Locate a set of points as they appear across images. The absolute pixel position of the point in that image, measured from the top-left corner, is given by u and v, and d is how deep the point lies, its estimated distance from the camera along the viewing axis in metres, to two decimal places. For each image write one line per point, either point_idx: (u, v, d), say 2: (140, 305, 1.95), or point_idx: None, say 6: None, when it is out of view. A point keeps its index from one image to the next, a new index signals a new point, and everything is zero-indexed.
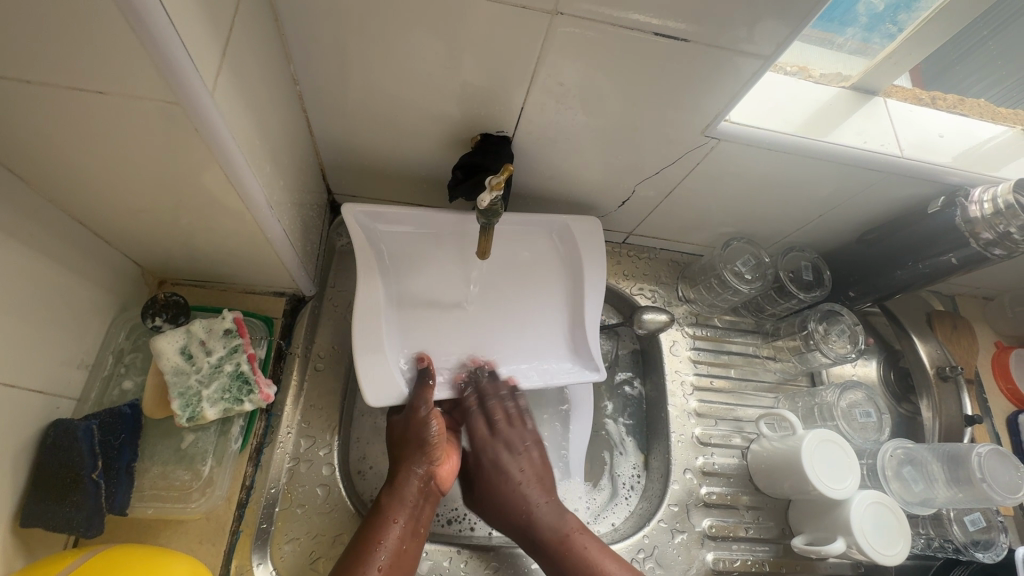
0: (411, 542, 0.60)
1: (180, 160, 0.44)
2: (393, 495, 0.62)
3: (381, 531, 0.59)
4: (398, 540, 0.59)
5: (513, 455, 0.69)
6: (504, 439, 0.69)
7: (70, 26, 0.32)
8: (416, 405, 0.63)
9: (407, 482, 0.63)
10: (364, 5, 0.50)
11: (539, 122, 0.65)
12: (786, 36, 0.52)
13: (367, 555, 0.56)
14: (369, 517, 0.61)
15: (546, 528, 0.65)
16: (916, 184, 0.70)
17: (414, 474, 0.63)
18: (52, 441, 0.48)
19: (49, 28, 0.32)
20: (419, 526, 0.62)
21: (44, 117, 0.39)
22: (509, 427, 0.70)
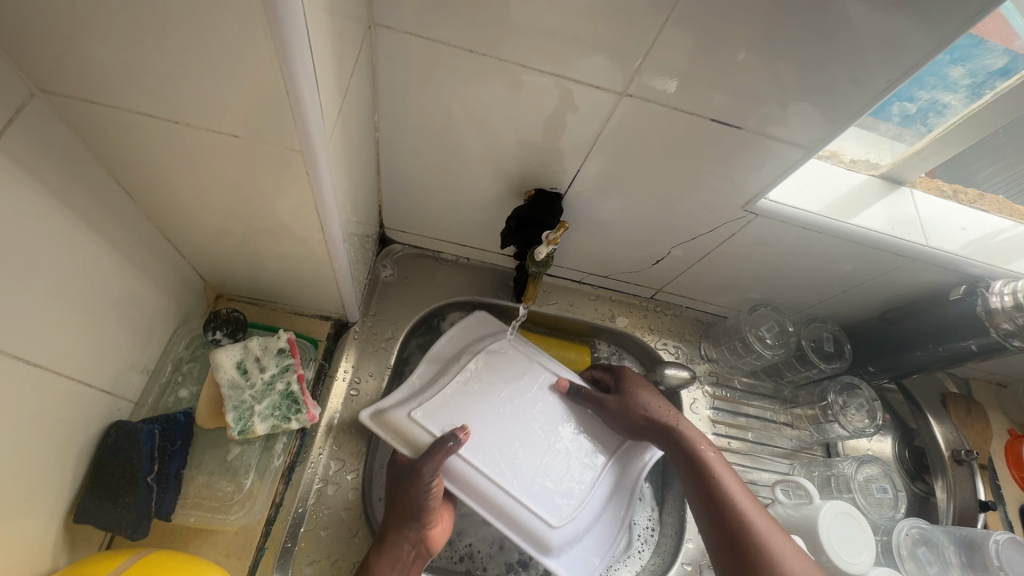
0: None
1: (279, 193, 0.49)
2: (383, 558, 0.61)
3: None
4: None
5: (695, 438, 0.70)
6: (661, 407, 0.73)
7: (235, 84, 0.38)
8: (422, 467, 0.62)
9: (397, 547, 0.62)
10: (457, 73, 0.57)
11: (591, 183, 0.70)
12: (829, 133, 0.58)
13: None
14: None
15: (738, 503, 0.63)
16: (940, 272, 0.74)
17: (404, 538, 0.62)
18: (114, 440, 0.51)
19: (216, 83, 0.38)
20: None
21: (173, 147, 0.45)
22: (659, 397, 0.74)
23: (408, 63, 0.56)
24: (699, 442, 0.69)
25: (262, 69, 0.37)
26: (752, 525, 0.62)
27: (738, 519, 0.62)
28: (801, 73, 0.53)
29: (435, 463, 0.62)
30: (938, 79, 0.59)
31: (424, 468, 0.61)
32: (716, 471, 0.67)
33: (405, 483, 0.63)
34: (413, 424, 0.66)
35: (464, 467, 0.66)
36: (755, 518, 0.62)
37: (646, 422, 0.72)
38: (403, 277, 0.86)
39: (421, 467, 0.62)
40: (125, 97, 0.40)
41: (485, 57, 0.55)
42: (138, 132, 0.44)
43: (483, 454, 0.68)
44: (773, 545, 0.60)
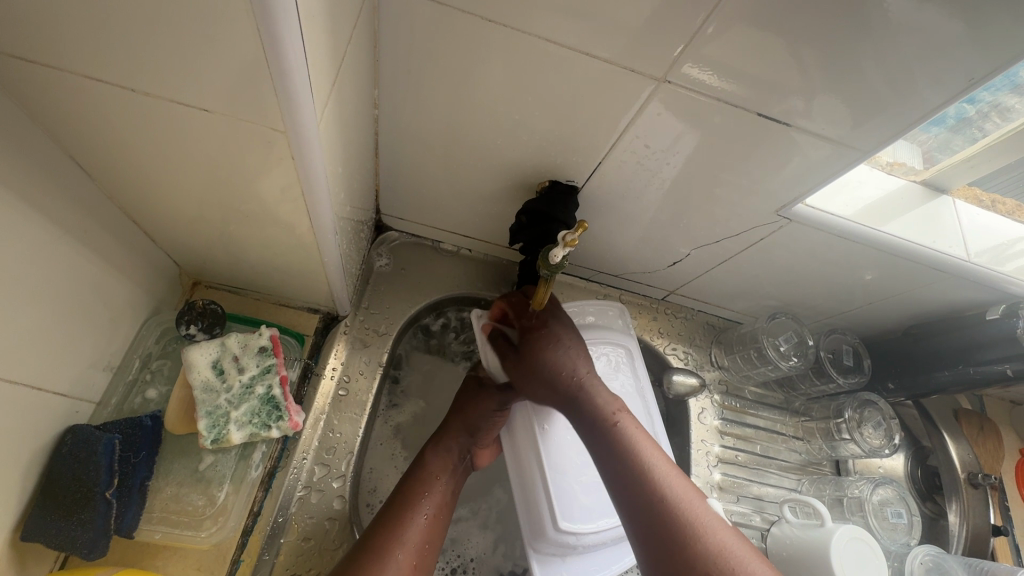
0: (449, 498, 0.63)
1: (261, 176, 0.43)
2: (437, 454, 0.64)
3: (426, 485, 0.61)
4: (442, 494, 0.61)
5: (588, 390, 0.58)
6: (581, 361, 0.60)
7: (208, 48, 0.32)
8: (500, 390, 0.65)
9: (450, 448, 0.65)
10: (471, 46, 0.50)
11: (610, 176, 0.64)
12: (889, 136, 0.52)
13: (415, 506, 0.58)
14: (412, 471, 0.62)
15: (598, 400, 0.57)
16: (976, 289, 0.69)
17: (456, 443, 0.65)
18: (68, 450, 0.46)
19: (182, 46, 0.32)
20: (456, 487, 0.64)
21: (133, 120, 0.38)
22: (574, 338, 0.61)
23: (416, 31, 0.49)
24: (588, 394, 0.58)
25: (239, 30, 0.30)
26: (665, 494, 0.49)
27: (668, 494, 0.49)
28: (865, 64, 0.46)
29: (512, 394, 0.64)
30: (1006, 81, 0.53)
31: (501, 393, 0.64)
32: (616, 427, 0.55)
33: (477, 402, 0.66)
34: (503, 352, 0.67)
35: (523, 416, 0.64)
36: (676, 488, 0.50)
37: (563, 375, 0.59)
38: (399, 267, 0.79)
39: (498, 391, 0.65)
40: (70, 56, 0.33)
41: (506, 28, 0.48)
42: (91, 100, 0.37)
43: (549, 414, 0.64)
44: (683, 515, 0.47)
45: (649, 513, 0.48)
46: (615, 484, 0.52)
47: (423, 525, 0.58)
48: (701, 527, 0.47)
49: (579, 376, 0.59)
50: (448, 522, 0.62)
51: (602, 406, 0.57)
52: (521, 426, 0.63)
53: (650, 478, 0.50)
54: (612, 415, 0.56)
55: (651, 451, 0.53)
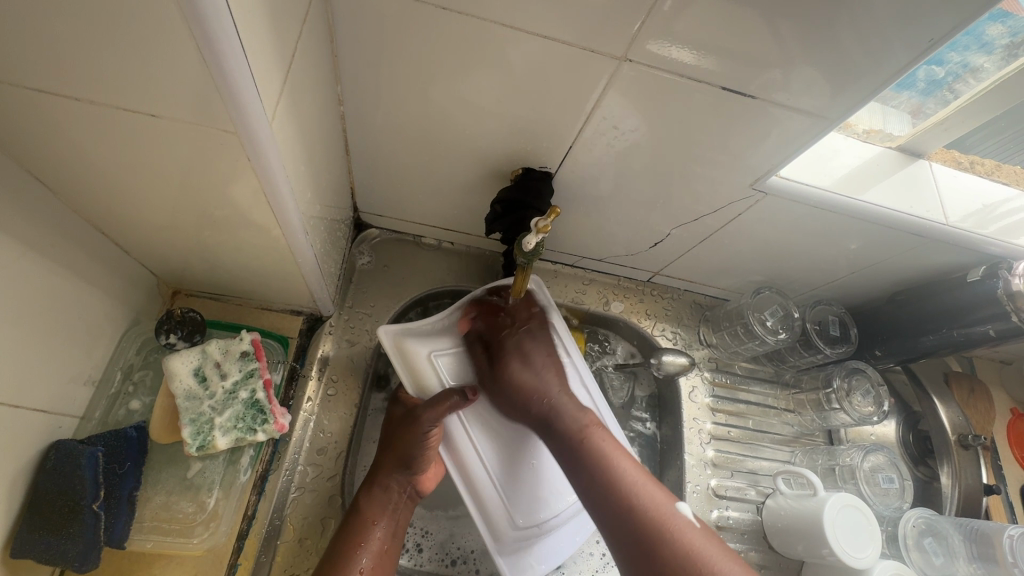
0: (392, 540, 0.60)
1: (221, 179, 0.42)
2: (372, 499, 0.61)
3: (363, 536, 0.58)
4: (379, 541, 0.59)
5: (558, 411, 0.63)
6: (554, 383, 0.66)
7: (145, 52, 0.31)
8: (422, 414, 0.62)
9: (387, 490, 0.61)
10: (428, 34, 0.49)
11: (583, 159, 0.63)
12: (854, 104, 0.52)
13: (349, 559, 0.56)
14: (349, 521, 0.59)
15: (566, 419, 0.62)
16: (956, 252, 0.69)
17: (394, 482, 0.62)
18: (53, 465, 0.46)
19: (120, 51, 0.31)
20: (399, 527, 0.61)
21: (86, 131, 0.38)
22: (546, 351, 0.68)
23: (372, 24, 0.48)
24: (557, 415, 0.63)
25: (173, 30, 0.29)
26: (637, 505, 0.54)
27: (636, 502, 0.54)
28: (824, 31, 0.46)
29: (436, 414, 0.62)
30: (972, 39, 0.53)
31: (425, 415, 0.62)
32: (584, 441, 0.60)
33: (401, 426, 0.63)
34: (428, 364, 0.66)
35: (456, 428, 0.65)
36: (646, 495, 0.55)
37: (532, 401, 0.64)
38: (381, 264, 0.79)
39: (422, 413, 0.62)
40: (9, 69, 0.32)
41: (461, 15, 0.47)
42: (39, 114, 0.36)
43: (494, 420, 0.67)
44: (654, 522, 0.53)
45: (620, 520, 0.54)
46: (592, 501, 0.57)
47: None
48: (667, 529, 0.52)
49: (551, 398, 0.64)
50: (391, 567, 0.59)
51: (571, 426, 0.62)
52: (456, 441, 0.64)
53: (622, 491, 0.55)
54: (581, 432, 0.61)
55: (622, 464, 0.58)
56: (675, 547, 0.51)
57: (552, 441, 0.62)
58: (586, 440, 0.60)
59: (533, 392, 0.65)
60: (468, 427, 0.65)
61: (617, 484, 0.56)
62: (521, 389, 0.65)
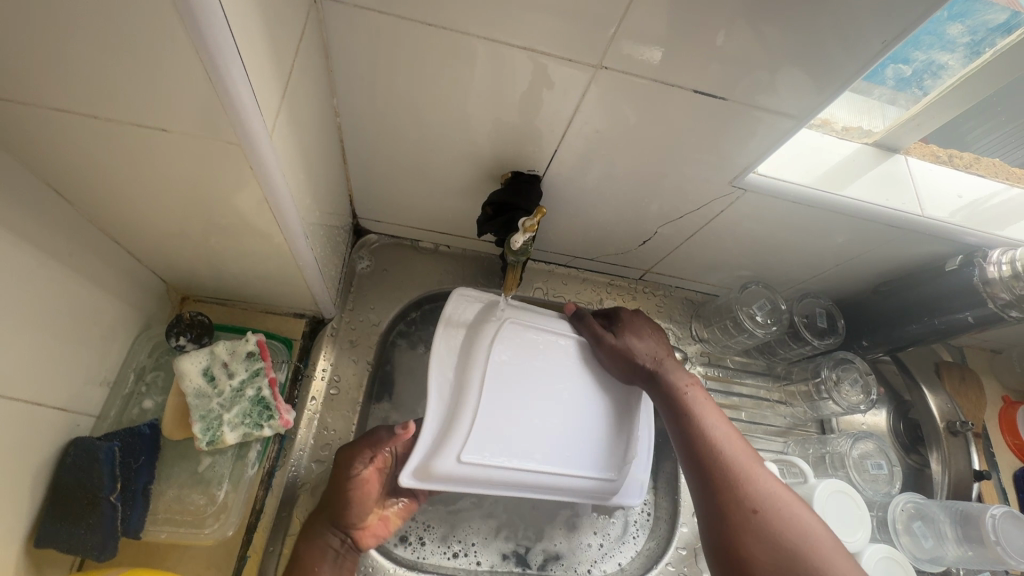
0: (345, 569, 0.59)
1: (225, 187, 0.45)
2: (321, 519, 0.60)
3: (312, 571, 0.56)
4: (330, 572, 0.58)
5: (662, 370, 0.66)
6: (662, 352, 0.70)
7: (156, 74, 0.34)
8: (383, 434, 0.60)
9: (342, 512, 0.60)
10: (417, 48, 0.52)
11: (569, 162, 0.66)
12: (819, 102, 0.55)
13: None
14: (300, 540, 0.59)
15: (669, 378, 0.65)
16: (935, 243, 0.72)
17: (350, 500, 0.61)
18: (72, 460, 0.49)
19: (133, 72, 0.34)
20: (352, 555, 0.60)
21: (101, 145, 0.41)
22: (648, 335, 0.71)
23: (364, 40, 0.52)
24: (661, 375, 0.66)
25: (180, 53, 0.32)
26: (726, 468, 0.55)
27: (727, 454, 0.57)
28: (786, 36, 0.49)
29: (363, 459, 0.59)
30: (934, 38, 0.56)
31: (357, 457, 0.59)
32: (685, 397, 0.63)
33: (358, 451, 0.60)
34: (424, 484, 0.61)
35: (472, 464, 0.62)
36: (736, 454, 0.57)
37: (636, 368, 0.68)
38: (380, 267, 0.82)
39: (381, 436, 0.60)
40: (33, 91, 0.36)
41: (447, 30, 0.50)
42: (59, 130, 0.39)
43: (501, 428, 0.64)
44: (734, 476, 0.55)
45: (708, 474, 0.56)
46: (686, 449, 0.59)
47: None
48: (752, 480, 0.54)
49: (657, 365, 0.67)
50: None
51: (673, 381, 0.65)
52: (476, 472, 0.62)
53: (713, 446, 0.58)
54: (682, 387, 0.64)
55: (715, 424, 0.60)
56: (756, 501, 0.52)
57: (659, 397, 0.65)
58: (687, 397, 0.63)
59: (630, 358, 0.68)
60: (480, 457, 0.62)
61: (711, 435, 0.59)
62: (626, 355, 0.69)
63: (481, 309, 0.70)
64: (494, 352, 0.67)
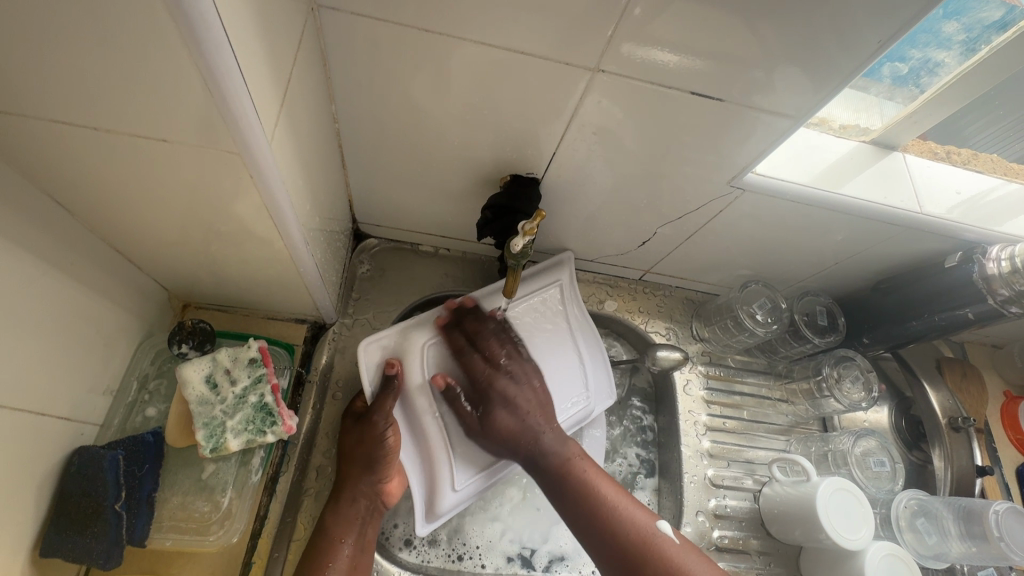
0: (362, 556, 0.61)
1: (225, 195, 0.46)
2: (337, 515, 0.61)
3: (329, 556, 0.59)
4: (348, 558, 0.60)
5: (543, 448, 0.66)
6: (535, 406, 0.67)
7: (156, 85, 0.34)
8: (376, 416, 0.63)
9: (352, 503, 0.62)
10: (414, 54, 0.53)
11: (567, 164, 0.67)
12: (816, 102, 0.55)
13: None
14: (316, 539, 0.60)
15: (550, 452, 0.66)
16: (934, 239, 0.72)
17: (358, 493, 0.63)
18: (76, 470, 0.49)
19: (133, 83, 0.34)
20: (368, 541, 0.62)
21: (100, 155, 0.41)
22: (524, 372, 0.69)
23: (361, 46, 0.52)
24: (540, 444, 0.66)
25: (179, 64, 0.33)
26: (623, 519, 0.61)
27: (620, 518, 0.61)
28: (782, 37, 0.49)
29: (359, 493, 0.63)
30: (930, 35, 0.56)
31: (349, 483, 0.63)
32: (571, 469, 0.65)
33: (359, 433, 0.64)
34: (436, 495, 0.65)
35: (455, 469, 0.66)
36: (638, 522, 0.61)
37: (522, 441, 0.66)
38: (380, 271, 0.82)
39: (376, 419, 0.63)
40: (32, 103, 0.36)
41: (444, 35, 0.50)
42: (59, 141, 0.39)
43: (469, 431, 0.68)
44: (637, 539, 0.60)
45: (610, 542, 0.60)
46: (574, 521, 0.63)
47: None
48: (649, 542, 0.59)
49: (534, 435, 0.66)
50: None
51: (557, 455, 0.66)
52: (465, 475, 0.66)
53: (605, 510, 0.62)
54: (563, 462, 0.65)
55: (602, 488, 0.64)
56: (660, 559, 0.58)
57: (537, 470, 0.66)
58: (569, 466, 0.65)
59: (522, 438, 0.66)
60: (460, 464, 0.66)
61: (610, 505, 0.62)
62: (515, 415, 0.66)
63: (393, 350, 0.67)
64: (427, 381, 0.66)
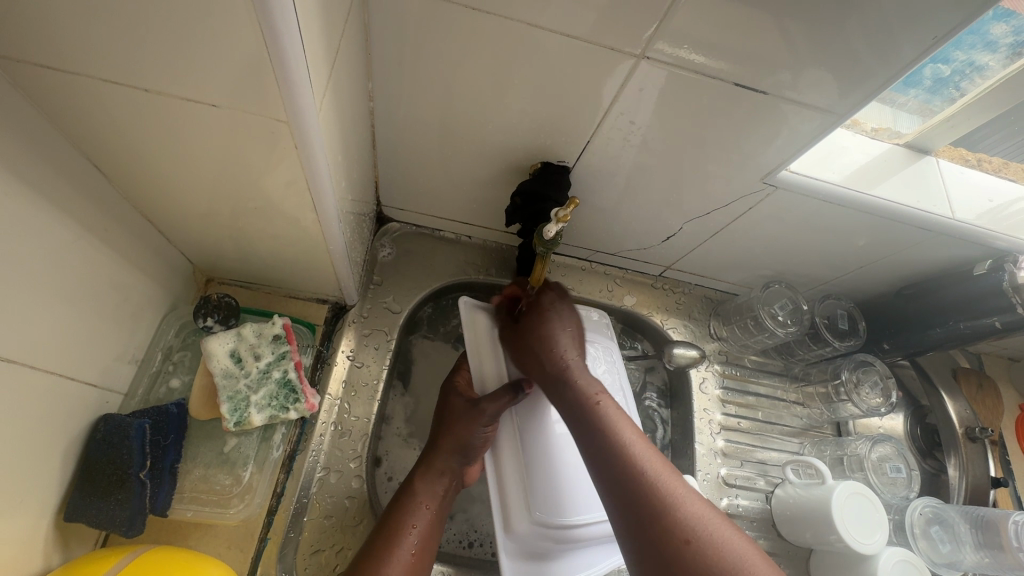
0: (437, 525, 0.60)
1: (262, 167, 0.45)
2: (425, 478, 0.62)
3: (415, 512, 0.58)
4: (430, 520, 0.59)
5: (574, 377, 0.59)
6: (569, 348, 0.62)
7: (210, 45, 0.34)
8: (485, 406, 0.62)
9: (441, 474, 0.62)
10: (457, 34, 0.52)
11: (598, 155, 0.66)
12: (861, 97, 0.54)
13: (398, 537, 0.55)
14: (399, 496, 0.60)
15: (580, 382, 0.58)
16: (964, 247, 0.71)
17: (448, 468, 0.63)
18: (103, 437, 0.49)
19: (188, 45, 0.34)
20: (444, 514, 0.61)
21: (143, 119, 0.41)
22: (568, 326, 0.64)
23: (402, 23, 0.51)
24: (572, 376, 0.59)
25: (239, 24, 0.32)
26: (643, 473, 0.48)
27: (644, 466, 0.49)
28: (834, 30, 0.48)
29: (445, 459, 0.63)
30: (977, 37, 0.55)
31: (437, 461, 0.63)
32: (596, 408, 0.55)
33: (464, 419, 0.63)
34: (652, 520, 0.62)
35: None
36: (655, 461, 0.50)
37: (551, 358, 0.61)
38: (402, 256, 0.82)
39: (484, 406, 0.62)
40: (82, 60, 0.35)
41: (487, 15, 0.50)
42: (103, 101, 0.39)
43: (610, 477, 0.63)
44: (656, 490, 0.47)
45: (628, 497, 0.47)
46: (597, 470, 0.51)
47: (409, 556, 0.55)
48: (671, 499, 0.46)
49: (567, 360, 0.60)
50: (434, 551, 0.58)
51: (584, 391, 0.57)
52: None
53: (629, 455, 0.50)
54: (592, 399, 0.56)
55: (630, 430, 0.53)
56: (678, 514, 0.45)
57: (565, 404, 0.57)
58: (596, 406, 0.55)
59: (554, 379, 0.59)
60: None
61: (632, 448, 0.51)
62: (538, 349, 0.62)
63: (522, 552, 0.57)
64: (547, 489, 0.59)
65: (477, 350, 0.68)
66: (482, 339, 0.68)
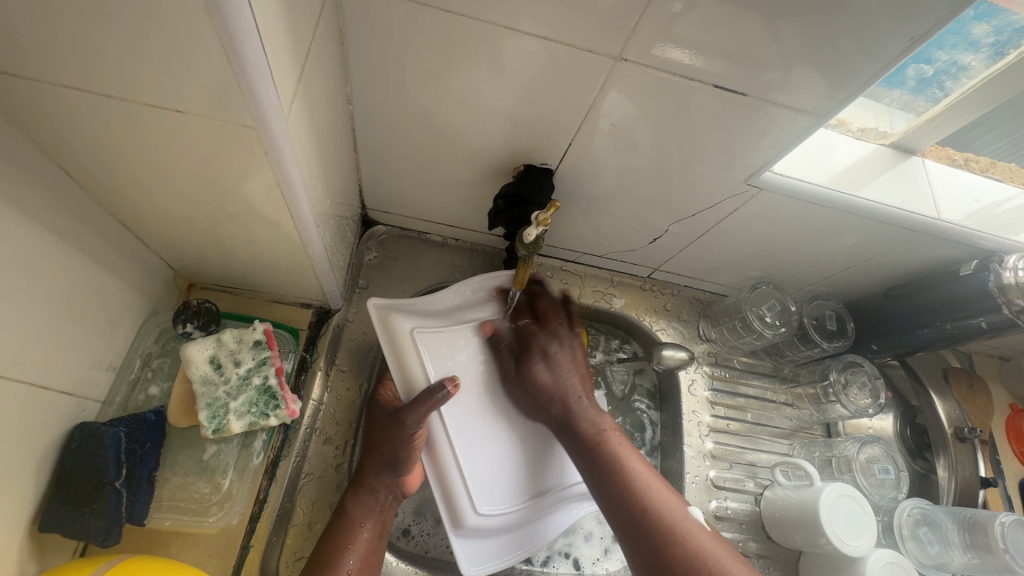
0: (380, 540, 0.61)
1: (236, 173, 0.45)
2: (359, 498, 0.61)
3: (350, 536, 0.59)
4: (368, 540, 0.60)
5: (576, 416, 0.65)
6: (575, 385, 0.68)
7: (172, 52, 0.33)
8: (407, 417, 0.61)
9: (373, 490, 0.62)
10: (434, 37, 0.51)
11: (582, 157, 0.66)
12: (839, 100, 0.54)
13: (337, 559, 0.57)
14: (336, 520, 0.60)
15: (589, 420, 0.65)
16: (950, 247, 0.71)
17: (380, 482, 0.62)
18: (79, 446, 0.49)
19: (149, 51, 0.33)
20: (386, 528, 0.62)
21: (109, 126, 0.40)
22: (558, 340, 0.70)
23: (378, 26, 0.51)
24: (577, 417, 0.65)
25: (199, 30, 0.32)
26: (654, 509, 0.57)
27: (655, 505, 0.57)
28: (813, 32, 0.48)
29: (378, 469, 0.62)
30: (959, 37, 0.54)
31: (369, 476, 0.62)
32: (603, 445, 0.63)
33: (389, 430, 0.62)
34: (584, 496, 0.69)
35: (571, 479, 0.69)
36: (661, 498, 0.58)
37: (554, 400, 0.66)
38: (387, 259, 0.82)
39: (406, 415, 0.61)
40: (44, 67, 0.35)
41: (463, 18, 0.49)
42: (68, 109, 0.38)
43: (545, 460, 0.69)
44: (665, 525, 0.56)
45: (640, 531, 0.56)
46: (611, 506, 0.59)
47: None
48: (680, 531, 0.55)
49: (570, 401, 0.66)
50: (378, 567, 0.60)
51: (588, 429, 0.64)
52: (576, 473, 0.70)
53: (640, 492, 0.58)
54: (599, 435, 0.64)
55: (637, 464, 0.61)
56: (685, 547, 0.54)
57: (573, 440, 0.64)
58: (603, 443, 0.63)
59: (556, 400, 0.66)
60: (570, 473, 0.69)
61: (640, 484, 0.59)
62: (542, 389, 0.67)
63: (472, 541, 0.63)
64: (489, 480, 0.65)
65: (398, 358, 0.65)
66: (400, 344, 0.66)
